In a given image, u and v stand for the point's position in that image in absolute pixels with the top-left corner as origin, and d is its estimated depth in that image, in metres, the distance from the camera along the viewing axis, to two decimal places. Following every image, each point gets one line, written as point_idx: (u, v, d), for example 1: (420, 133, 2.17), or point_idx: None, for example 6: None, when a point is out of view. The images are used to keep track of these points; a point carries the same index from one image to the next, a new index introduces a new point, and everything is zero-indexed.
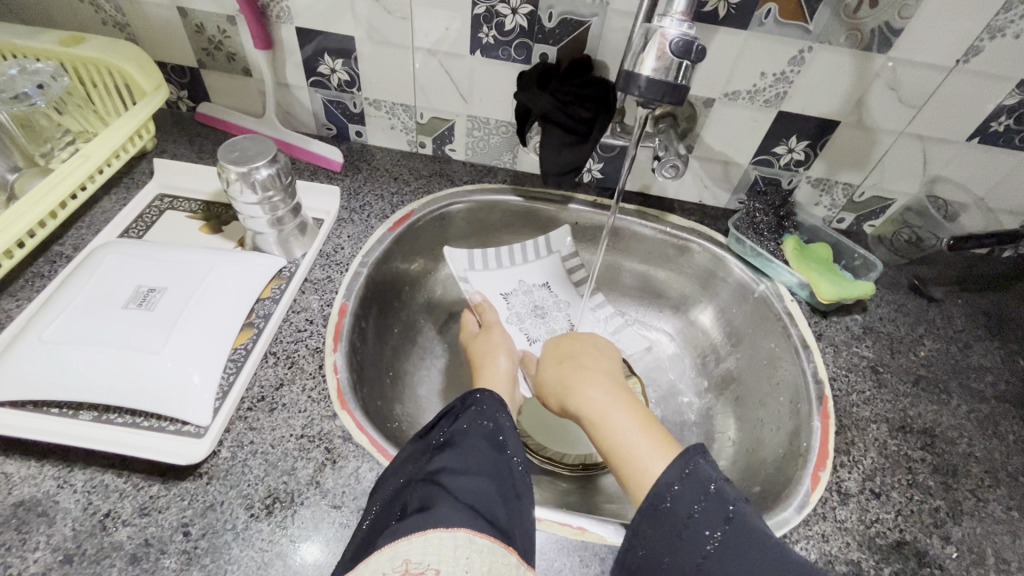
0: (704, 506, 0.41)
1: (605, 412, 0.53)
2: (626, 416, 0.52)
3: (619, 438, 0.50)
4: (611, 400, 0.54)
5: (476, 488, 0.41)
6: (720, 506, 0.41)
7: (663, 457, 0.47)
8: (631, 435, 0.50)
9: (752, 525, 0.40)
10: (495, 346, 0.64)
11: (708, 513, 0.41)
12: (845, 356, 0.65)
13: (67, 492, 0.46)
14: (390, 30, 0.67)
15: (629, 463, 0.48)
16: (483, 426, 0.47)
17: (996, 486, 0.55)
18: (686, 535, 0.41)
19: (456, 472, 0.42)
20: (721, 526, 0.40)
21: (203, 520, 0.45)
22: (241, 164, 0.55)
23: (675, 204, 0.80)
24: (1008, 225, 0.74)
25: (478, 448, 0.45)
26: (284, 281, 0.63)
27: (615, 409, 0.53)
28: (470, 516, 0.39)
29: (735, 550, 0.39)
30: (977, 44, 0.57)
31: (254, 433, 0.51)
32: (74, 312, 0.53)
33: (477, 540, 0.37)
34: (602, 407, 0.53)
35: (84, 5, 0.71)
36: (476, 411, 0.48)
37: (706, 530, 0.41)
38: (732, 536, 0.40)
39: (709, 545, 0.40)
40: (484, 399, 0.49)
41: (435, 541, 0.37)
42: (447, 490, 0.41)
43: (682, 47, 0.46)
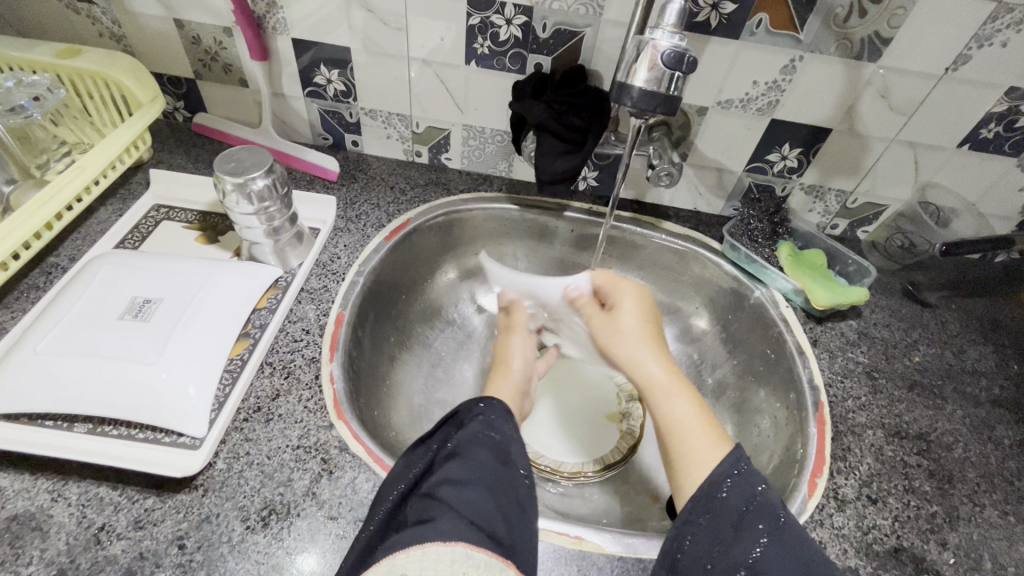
0: (758, 501, 0.42)
1: (666, 393, 0.52)
2: (689, 402, 0.51)
3: (679, 423, 0.50)
4: (675, 380, 0.52)
5: (475, 501, 0.41)
6: (770, 508, 0.42)
7: (718, 452, 0.47)
8: (690, 422, 0.49)
9: (800, 532, 0.41)
10: (514, 350, 0.61)
11: (763, 509, 0.42)
12: (840, 361, 0.66)
13: (62, 505, 0.45)
14: (386, 41, 0.68)
15: (680, 452, 0.48)
16: (490, 439, 0.45)
17: (992, 490, 0.56)
18: (740, 529, 0.41)
19: (456, 484, 0.42)
20: (773, 522, 0.41)
21: (199, 532, 0.45)
22: (237, 175, 0.55)
23: (670, 212, 0.80)
24: (999, 229, 0.74)
25: (481, 459, 0.44)
26: (281, 291, 0.63)
27: (678, 393, 0.52)
28: (466, 529, 0.39)
29: (788, 550, 0.39)
30: (965, 53, 0.58)
31: (250, 444, 0.51)
32: (69, 324, 0.53)
33: (474, 555, 0.37)
34: (667, 386, 0.52)
35: (81, 17, 0.71)
36: (481, 422, 0.46)
37: (759, 526, 0.41)
38: (782, 534, 0.40)
39: (762, 539, 0.40)
40: (492, 408, 0.48)
41: (433, 556, 0.37)
42: (445, 503, 0.40)
43: (673, 58, 0.46)
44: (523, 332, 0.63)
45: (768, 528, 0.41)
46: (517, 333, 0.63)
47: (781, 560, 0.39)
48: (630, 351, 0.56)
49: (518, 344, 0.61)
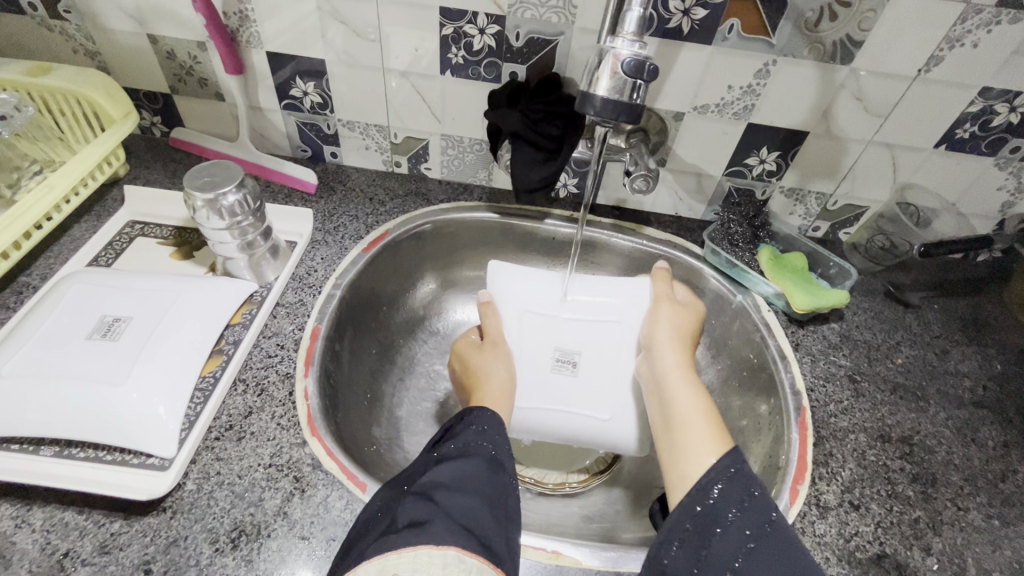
0: (743, 510, 0.41)
1: (681, 391, 0.54)
2: (700, 404, 0.53)
3: (683, 416, 0.52)
4: (692, 380, 0.55)
5: (468, 508, 0.41)
6: (761, 507, 0.41)
7: (716, 452, 0.48)
8: (695, 418, 0.51)
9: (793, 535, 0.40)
10: (491, 362, 0.61)
11: (751, 514, 0.41)
12: (822, 365, 0.65)
13: (25, 532, 0.44)
14: (361, 54, 0.68)
15: (680, 450, 0.50)
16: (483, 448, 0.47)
17: (976, 493, 0.55)
18: (725, 533, 0.41)
19: (452, 489, 0.42)
20: (762, 528, 0.40)
21: (166, 557, 0.44)
22: (207, 192, 0.55)
23: (652, 217, 0.80)
24: (980, 228, 0.74)
25: (471, 468, 0.45)
26: (255, 306, 0.62)
27: (694, 394, 0.54)
28: (461, 534, 0.39)
29: (777, 553, 0.39)
30: (937, 54, 0.58)
31: (221, 464, 0.50)
32: (35, 346, 0.52)
33: (467, 560, 0.37)
34: (682, 382, 0.55)
35: (54, 34, 0.71)
36: (475, 431, 0.49)
37: (745, 531, 0.40)
38: (767, 539, 0.40)
39: (748, 542, 0.40)
40: (487, 420, 0.50)
41: (425, 557, 0.37)
42: (441, 508, 0.40)
43: (633, 67, 0.46)
44: (495, 344, 0.63)
45: (753, 531, 0.40)
46: (488, 347, 0.63)
47: (770, 562, 0.38)
48: (659, 346, 0.59)
49: (495, 359, 0.62)
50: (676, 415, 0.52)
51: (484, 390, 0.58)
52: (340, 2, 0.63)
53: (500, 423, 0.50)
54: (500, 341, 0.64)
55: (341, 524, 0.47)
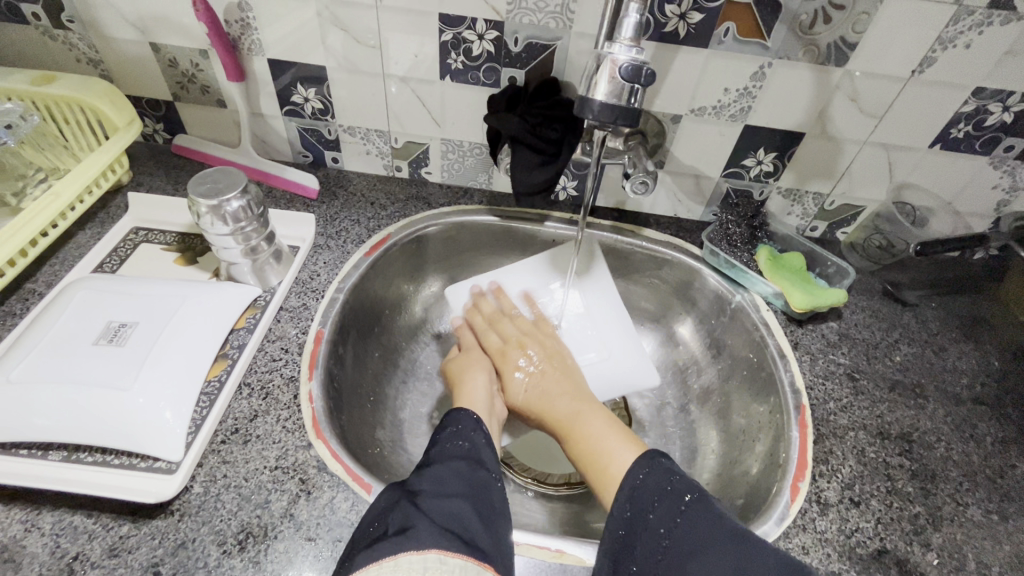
0: (656, 508, 0.43)
1: (578, 417, 0.58)
2: (600, 418, 0.57)
3: (589, 442, 0.55)
4: (581, 410, 0.58)
5: (450, 511, 0.42)
6: (673, 500, 0.43)
7: (631, 448, 0.53)
8: (598, 438, 0.55)
9: (707, 514, 0.42)
10: (470, 364, 0.64)
11: (663, 509, 0.43)
12: (821, 363, 0.66)
13: (35, 535, 0.45)
14: (362, 61, 0.68)
15: (599, 460, 0.53)
16: (459, 447, 0.49)
17: (976, 489, 0.56)
18: (647, 535, 0.42)
19: (434, 495, 0.43)
20: (674, 521, 0.42)
21: (174, 559, 0.45)
22: (211, 198, 0.55)
23: (650, 219, 0.81)
24: (976, 227, 0.75)
25: (452, 468, 0.46)
26: (259, 310, 0.63)
27: (588, 413, 0.57)
28: (442, 537, 0.39)
29: (694, 537, 0.41)
30: (931, 55, 0.59)
31: (228, 467, 0.50)
32: (42, 352, 0.52)
33: (448, 561, 0.38)
34: (573, 419, 0.58)
35: (57, 44, 0.71)
36: (451, 433, 0.51)
37: (662, 527, 0.42)
38: (682, 533, 0.41)
39: (665, 537, 0.42)
40: (463, 421, 0.52)
41: (405, 565, 0.37)
42: (424, 512, 0.41)
43: (631, 71, 0.47)
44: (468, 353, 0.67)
45: (668, 528, 0.42)
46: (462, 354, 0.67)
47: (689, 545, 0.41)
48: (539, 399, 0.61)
49: (472, 361, 0.65)
50: (584, 446, 0.55)
51: (468, 393, 0.60)
52: (341, 10, 0.64)
53: (476, 422, 0.53)
54: (474, 347, 0.68)
55: (347, 526, 0.48)
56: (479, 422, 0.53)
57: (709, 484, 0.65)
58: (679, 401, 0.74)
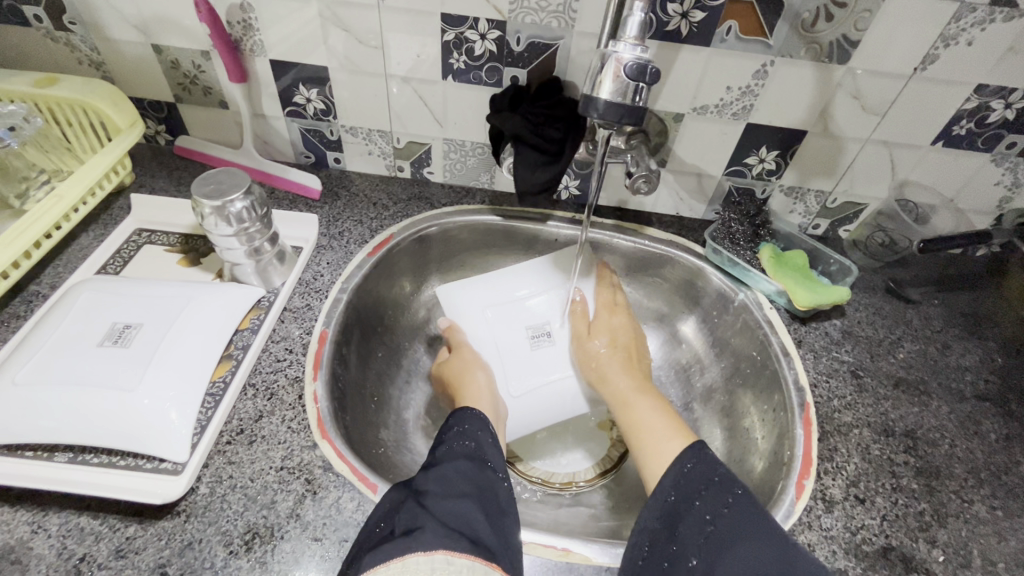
0: (704, 497, 0.44)
1: (640, 397, 0.61)
2: (656, 403, 0.60)
3: (644, 423, 0.57)
4: (646, 392, 0.61)
5: (458, 511, 0.42)
6: (721, 490, 0.44)
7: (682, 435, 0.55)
8: (655, 421, 0.57)
9: (759, 508, 0.42)
10: (466, 366, 0.65)
11: (711, 497, 0.44)
12: (825, 361, 0.66)
13: (41, 537, 0.45)
14: (364, 61, 0.69)
15: (651, 441, 0.55)
16: (466, 447, 0.49)
17: (981, 486, 0.56)
18: (689, 521, 0.43)
19: (440, 495, 0.43)
20: (719, 511, 0.42)
21: (182, 559, 0.45)
22: (216, 199, 0.55)
23: (653, 217, 0.81)
24: (978, 224, 0.75)
25: (457, 468, 0.46)
26: (263, 311, 0.63)
27: (648, 397, 0.61)
28: (450, 538, 0.39)
29: (738, 528, 0.41)
30: (933, 52, 0.59)
31: (233, 467, 0.50)
32: (47, 354, 0.52)
33: (455, 562, 0.38)
34: (636, 397, 0.61)
35: (59, 46, 0.71)
36: (456, 432, 0.51)
37: (706, 516, 0.43)
38: (726, 522, 0.42)
39: (709, 525, 0.42)
40: (469, 421, 0.52)
41: (413, 566, 0.37)
42: (430, 512, 0.41)
43: (636, 70, 0.47)
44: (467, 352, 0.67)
45: (713, 515, 0.42)
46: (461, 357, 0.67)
47: (732, 533, 0.41)
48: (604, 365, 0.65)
49: (466, 363, 0.66)
50: (639, 425, 0.58)
51: (475, 392, 0.61)
52: (342, 10, 0.64)
53: (482, 421, 0.53)
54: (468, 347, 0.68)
55: (353, 525, 0.48)
56: (484, 421, 0.53)
57: None
58: (683, 400, 0.74)
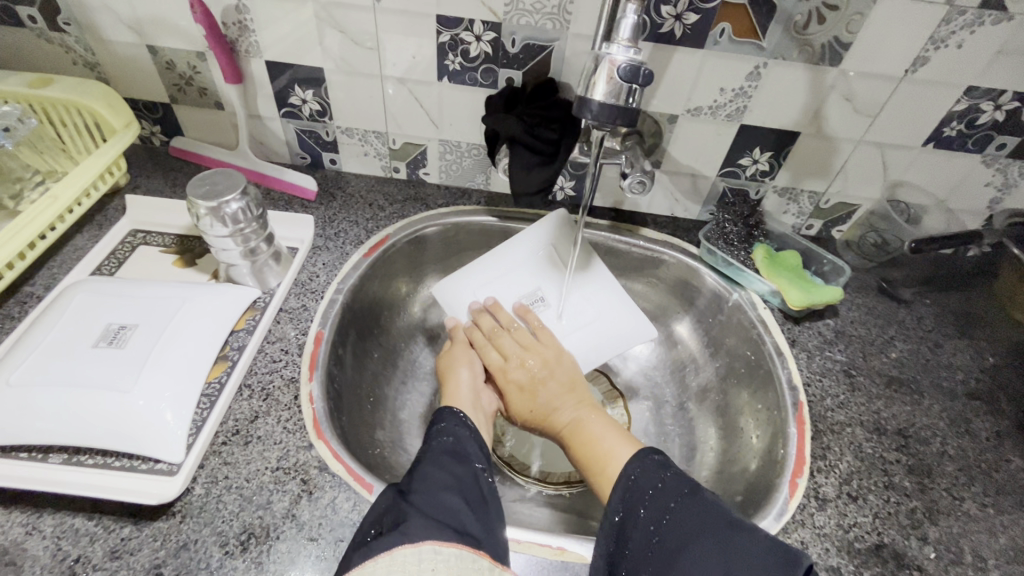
0: (647, 505, 0.44)
1: (586, 416, 0.59)
2: (603, 421, 0.58)
3: (593, 436, 0.56)
4: (588, 410, 0.60)
5: (444, 502, 0.43)
6: (664, 497, 0.44)
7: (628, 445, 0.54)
8: (601, 434, 0.56)
9: (701, 504, 0.43)
10: (460, 358, 0.64)
11: (656, 504, 0.44)
12: (819, 361, 0.66)
13: (36, 538, 0.45)
14: (359, 62, 0.69)
15: (601, 457, 0.54)
16: (445, 441, 0.49)
17: (971, 483, 0.56)
18: (636, 532, 0.43)
19: (425, 488, 0.44)
20: (662, 517, 0.43)
21: (177, 560, 0.45)
22: (211, 199, 0.55)
23: (648, 218, 0.81)
24: (969, 224, 0.76)
25: (436, 461, 0.47)
26: (259, 312, 0.63)
27: (594, 417, 0.59)
28: (436, 529, 0.40)
29: (682, 530, 0.41)
30: (923, 55, 0.59)
31: (229, 468, 0.50)
32: (41, 355, 0.52)
33: (442, 551, 0.39)
34: (581, 419, 0.59)
35: (54, 47, 0.71)
36: (439, 428, 0.51)
37: (652, 523, 0.43)
38: (669, 527, 0.42)
39: (653, 533, 0.42)
40: (447, 417, 0.52)
41: (400, 559, 0.38)
42: (414, 506, 0.42)
43: (630, 72, 0.47)
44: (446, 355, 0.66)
45: (656, 525, 0.43)
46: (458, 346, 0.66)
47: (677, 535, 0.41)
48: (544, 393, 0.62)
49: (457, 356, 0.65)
50: (589, 441, 0.56)
51: (455, 386, 0.60)
52: (338, 11, 0.64)
53: (459, 416, 0.53)
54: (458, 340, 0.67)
55: (349, 525, 0.48)
56: (463, 418, 0.53)
57: (708, 481, 0.66)
58: (678, 399, 0.75)
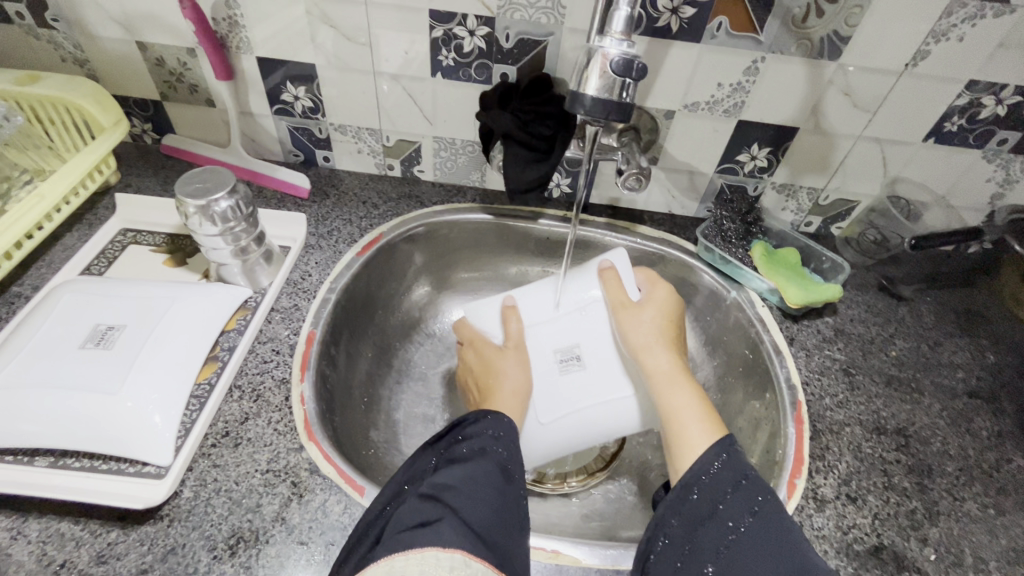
0: (727, 503, 0.43)
1: (675, 383, 0.55)
2: (693, 394, 0.54)
3: (676, 409, 0.53)
4: (682, 377, 0.56)
5: (477, 511, 0.41)
6: (747, 498, 0.43)
7: (712, 432, 0.51)
8: (687, 410, 0.53)
9: (784, 521, 0.41)
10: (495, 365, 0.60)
11: (737, 504, 0.42)
12: (817, 359, 0.66)
13: (21, 543, 0.44)
14: (351, 58, 0.68)
15: (680, 431, 0.52)
16: (497, 453, 0.47)
17: (972, 484, 0.55)
18: (710, 527, 0.42)
19: (463, 494, 0.42)
20: (744, 520, 0.41)
21: (164, 565, 0.44)
22: (199, 198, 0.55)
23: (645, 215, 0.80)
24: (970, 220, 0.75)
25: (486, 471, 0.45)
26: (250, 311, 0.62)
27: (686, 386, 0.55)
28: (467, 538, 0.38)
29: (763, 539, 0.40)
30: (923, 48, 0.58)
31: (218, 470, 0.50)
32: (28, 356, 0.52)
33: (472, 564, 0.37)
34: (671, 382, 0.55)
35: (42, 43, 0.70)
36: (490, 437, 0.48)
37: (730, 522, 0.42)
38: (751, 530, 0.41)
39: (731, 535, 0.41)
40: (500, 427, 0.50)
41: (432, 560, 0.36)
42: (452, 509, 0.40)
43: (622, 65, 0.46)
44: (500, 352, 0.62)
45: (735, 523, 0.41)
46: (510, 349, 0.61)
47: (756, 543, 0.40)
48: (640, 342, 0.59)
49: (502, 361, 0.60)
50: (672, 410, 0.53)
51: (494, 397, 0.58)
52: (329, 7, 0.63)
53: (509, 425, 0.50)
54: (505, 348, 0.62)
55: (340, 529, 0.47)
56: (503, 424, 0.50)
57: None
58: None
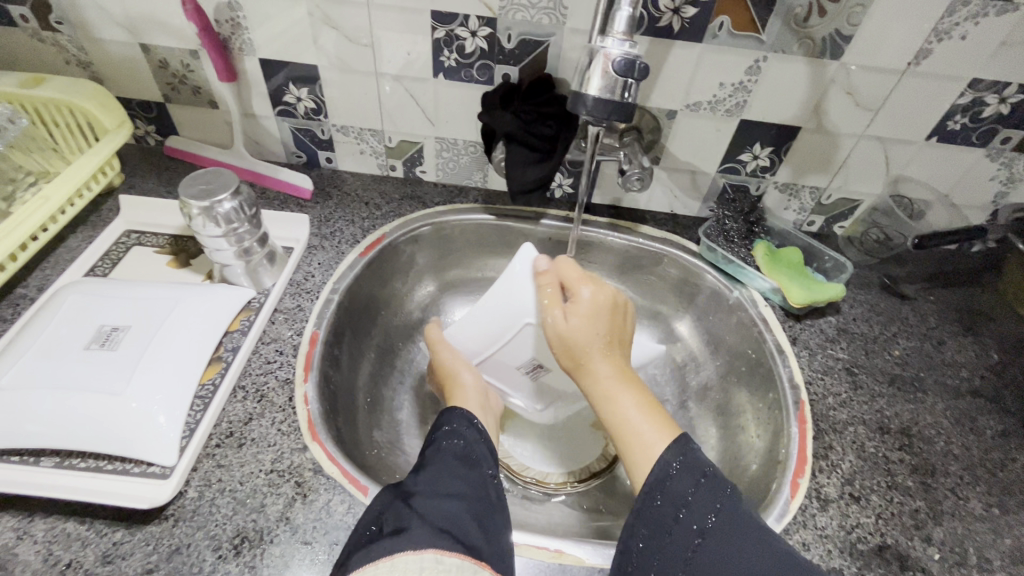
0: (688, 508, 0.42)
1: (618, 391, 0.51)
2: (637, 401, 0.50)
3: (624, 419, 0.49)
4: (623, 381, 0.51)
5: (446, 509, 0.42)
6: (710, 495, 0.42)
7: (665, 436, 0.48)
8: (634, 418, 0.49)
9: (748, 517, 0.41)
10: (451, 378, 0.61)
11: (699, 505, 0.42)
12: (821, 359, 0.65)
13: (27, 543, 0.44)
14: (353, 59, 0.68)
15: (631, 442, 0.48)
16: (455, 445, 0.49)
17: (976, 483, 0.55)
18: (677, 531, 0.42)
19: (428, 494, 0.43)
20: (706, 522, 0.41)
21: (169, 564, 0.44)
22: (203, 199, 0.55)
23: (647, 215, 0.80)
24: (973, 219, 0.74)
25: (445, 466, 0.46)
26: (253, 312, 0.62)
27: (628, 392, 0.51)
28: (438, 537, 0.39)
29: (729, 540, 0.40)
30: (926, 46, 0.58)
31: (223, 470, 0.50)
32: (33, 357, 0.52)
33: (444, 560, 0.38)
34: (613, 391, 0.51)
35: (46, 46, 0.71)
36: (448, 431, 0.50)
37: (695, 525, 0.41)
38: (717, 533, 0.41)
39: (697, 538, 0.41)
40: (457, 420, 0.51)
41: (401, 564, 0.37)
42: (415, 511, 0.41)
43: (624, 66, 0.46)
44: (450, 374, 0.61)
45: (700, 526, 0.41)
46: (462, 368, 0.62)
47: (722, 544, 0.40)
48: (575, 349, 0.53)
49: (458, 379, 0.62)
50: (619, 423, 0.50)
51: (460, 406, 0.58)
52: (331, 8, 0.63)
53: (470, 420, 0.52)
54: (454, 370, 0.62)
55: (344, 528, 0.47)
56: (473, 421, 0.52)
57: None
58: (678, 398, 0.74)
